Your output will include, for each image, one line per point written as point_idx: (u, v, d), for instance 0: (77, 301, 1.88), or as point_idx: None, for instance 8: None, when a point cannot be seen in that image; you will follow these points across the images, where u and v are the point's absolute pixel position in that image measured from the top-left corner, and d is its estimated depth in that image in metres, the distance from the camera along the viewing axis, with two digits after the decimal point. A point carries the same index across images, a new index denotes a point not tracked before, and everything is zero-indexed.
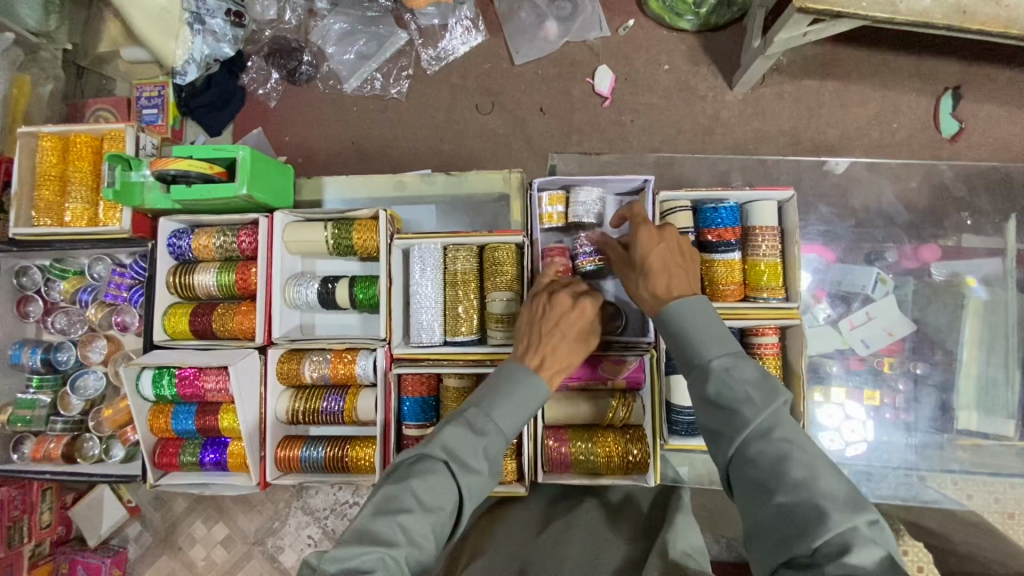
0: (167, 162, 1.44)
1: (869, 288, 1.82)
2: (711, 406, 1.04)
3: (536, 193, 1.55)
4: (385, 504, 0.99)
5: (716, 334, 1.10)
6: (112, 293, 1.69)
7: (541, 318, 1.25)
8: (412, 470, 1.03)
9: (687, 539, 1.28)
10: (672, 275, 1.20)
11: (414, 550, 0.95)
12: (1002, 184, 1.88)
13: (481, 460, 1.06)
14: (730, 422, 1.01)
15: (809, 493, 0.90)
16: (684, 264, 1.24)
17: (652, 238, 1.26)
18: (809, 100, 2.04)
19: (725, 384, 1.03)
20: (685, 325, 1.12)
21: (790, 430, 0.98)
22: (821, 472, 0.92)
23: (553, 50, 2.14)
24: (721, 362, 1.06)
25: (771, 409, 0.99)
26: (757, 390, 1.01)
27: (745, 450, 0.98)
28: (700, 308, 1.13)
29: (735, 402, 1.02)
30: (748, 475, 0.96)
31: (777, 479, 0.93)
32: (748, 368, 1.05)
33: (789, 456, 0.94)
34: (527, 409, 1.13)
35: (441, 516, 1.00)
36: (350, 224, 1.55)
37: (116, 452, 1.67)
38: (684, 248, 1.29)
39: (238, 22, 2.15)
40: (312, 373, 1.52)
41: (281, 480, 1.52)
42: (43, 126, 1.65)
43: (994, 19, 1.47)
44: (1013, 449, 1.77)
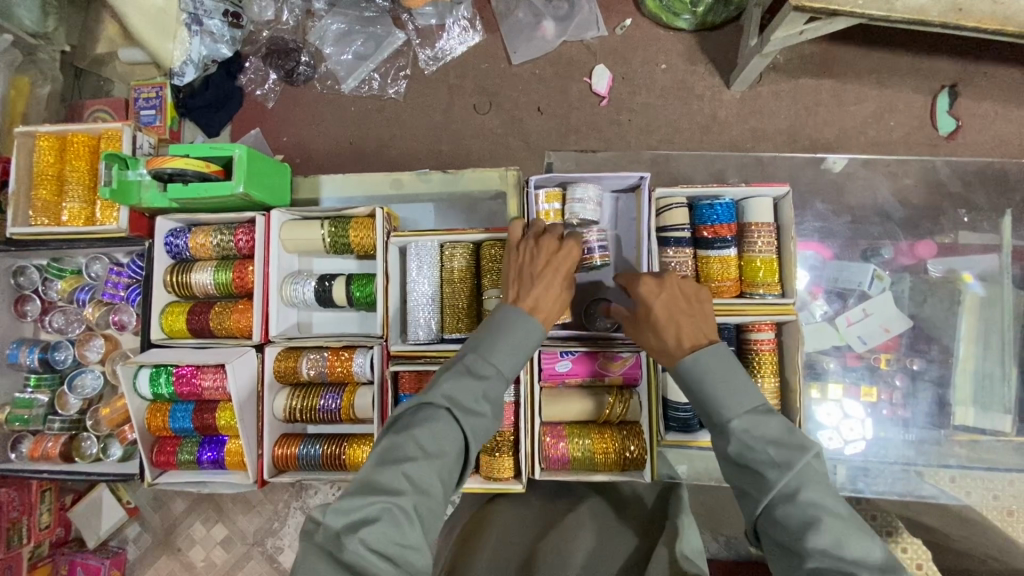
0: (163, 161, 1.45)
1: (865, 284, 1.83)
2: (734, 465, 1.04)
3: (533, 190, 1.56)
4: (387, 454, 0.99)
5: (733, 389, 1.08)
6: (109, 292, 1.68)
7: (530, 266, 1.21)
8: (414, 419, 1.03)
9: (690, 540, 1.18)
10: (683, 325, 1.15)
11: (421, 497, 0.95)
12: (998, 182, 1.89)
13: (483, 404, 1.06)
14: (754, 483, 1.00)
15: (840, 561, 0.89)
16: (693, 307, 1.18)
17: (651, 290, 1.18)
18: (807, 98, 2.04)
19: (747, 445, 1.02)
20: (703, 384, 1.09)
21: (817, 489, 0.97)
22: (851, 538, 0.91)
23: (550, 50, 2.15)
24: (741, 422, 1.05)
25: (795, 471, 0.97)
26: (779, 452, 0.99)
27: (771, 512, 0.98)
28: (715, 362, 1.10)
29: (757, 463, 1.01)
30: (776, 539, 0.96)
31: (805, 544, 0.92)
32: (769, 424, 1.03)
33: (817, 522, 0.93)
34: (525, 349, 1.13)
35: (446, 461, 1.00)
36: (347, 222, 1.56)
37: (113, 452, 1.67)
38: (690, 288, 1.20)
39: (235, 23, 2.17)
40: (309, 371, 1.52)
41: (279, 477, 1.52)
42: (40, 125, 1.65)
43: (991, 16, 1.47)
44: (1012, 445, 1.77)
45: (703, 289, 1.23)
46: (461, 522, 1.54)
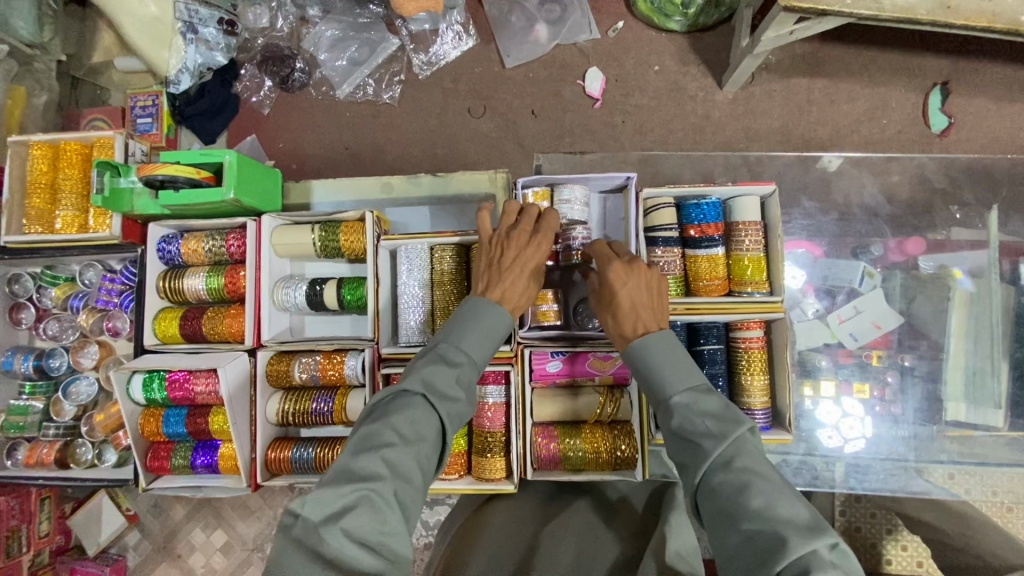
0: (154, 167, 1.46)
1: (856, 281, 1.84)
2: (676, 439, 1.07)
3: (520, 191, 1.56)
4: (364, 442, 1.00)
5: (676, 368, 1.11)
6: (103, 299, 1.71)
7: (499, 259, 1.24)
8: (392, 406, 1.05)
9: (681, 540, 1.19)
10: (639, 315, 1.18)
11: (401, 482, 0.97)
12: (989, 178, 1.90)
13: (457, 389, 1.11)
14: (693, 454, 1.03)
15: (770, 521, 0.90)
16: (652, 297, 1.21)
17: (620, 276, 1.22)
18: (798, 98, 2.05)
19: (688, 419, 1.05)
20: (649, 363, 1.13)
21: (751, 457, 0.98)
22: (780, 500, 0.92)
23: (542, 53, 2.16)
24: (682, 398, 1.08)
25: (731, 441, 1.00)
26: (717, 423, 1.02)
27: (709, 480, 0.99)
28: (665, 344, 1.14)
29: (697, 435, 1.03)
30: (712, 507, 0.97)
31: (739, 507, 0.93)
32: (709, 400, 1.06)
33: (748, 485, 0.94)
34: (495, 336, 1.18)
35: (424, 447, 1.03)
36: (337, 226, 1.57)
37: (109, 457, 1.66)
38: (651, 279, 1.23)
39: (230, 30, 2.18)
40: (301, 375, 1.53)
41: (271, 481, 1.52)
42: (33, 135, 1.67)
43: (978, 13, 1.48)
44: (1003, 439, 1.78)
45: (665, 279, 1.27)
46: (454, 523, 1.54)
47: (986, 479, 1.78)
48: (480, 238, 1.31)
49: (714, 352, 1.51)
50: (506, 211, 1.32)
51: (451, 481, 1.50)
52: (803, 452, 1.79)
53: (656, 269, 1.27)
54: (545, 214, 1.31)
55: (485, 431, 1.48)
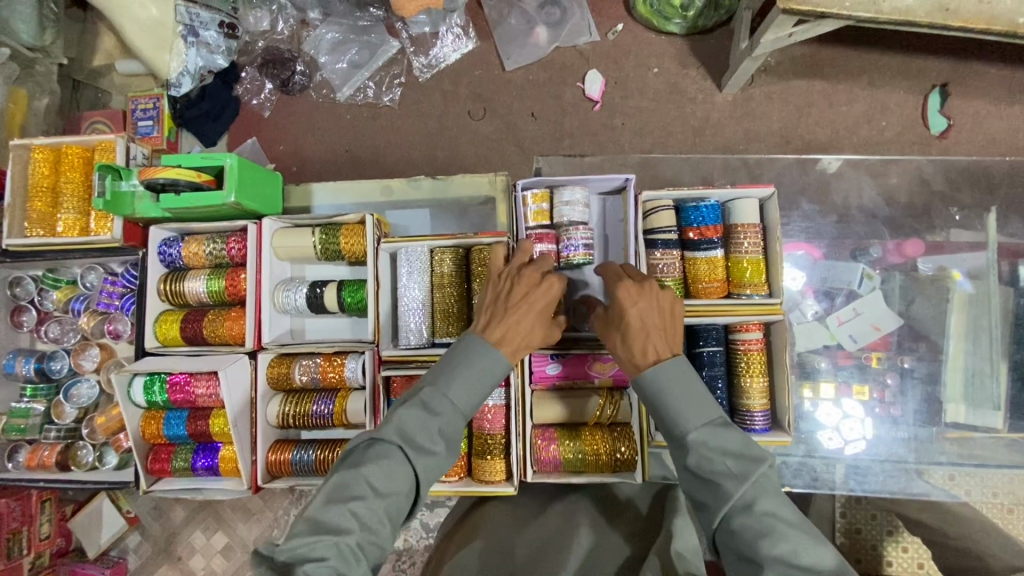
0: (156, 171, 1.47)
1: (854, 283, 1.85)
2: (693, 476, 1.05)
3: (520, 193, 1.57)
4: (337, 490, 1.00)
5: (693, 402, 1.09)
6: (105, 301, 1.71)
7: (507, 295, 1.19)
8: (367, 454, 1.04)
9: (683, 541, 1.19)
10: (651, 336, 1.12)
11: (367, 534, 0.98)
12: (986, 180, 1.91)
13: (438, 440, 1.08)
14: (713, 494, 1.02)
15: (796, 568, 0.92)
16: (666, 319, 1.15)
17: (631, 296, 1.15)
18: (798, 100, 2.06)
19: (706, 458, 1.04)
20: (663, 394, 1.10)
21: (772, 500, 0.98)
22: (804, 545, 0.94)
23: (542, 56, 2.17)
24: (698, 435, 1.06)
25: (752, 482, 0.99)
26: (737, 464, 1.01)
27: (729, 521, 0.99)
28: (681, 375, 1.11)
29: (717, 474, 1.02)
30: (733, 547, 0.98)
31: (762, 553, 0.94)
32: (728, 438, 1.05)
33: (773, 530, 0.95)
34: (486, 384, 1.13)
35: (395, 499, 1.02)
36: (338, 229, 1.58)
37: (110, 460, 1.67)
38: (667, 301, 1.16)
39: (231, 33, 2.20)
40: (301, 377, 1.54)
41: (272, 484, 1.52)
42: (35, 138, 1.68)
43: (976, 16, 1.49)
44: (1003, 441, 1.78)
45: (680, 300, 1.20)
46: (454, 526, 1.55)
47: (985, 481, 1.78)
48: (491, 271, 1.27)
49: (713, 354, 1.51)
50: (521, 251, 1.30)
51: (451, 484, 1.50)
52: (803, 454, 1.79)
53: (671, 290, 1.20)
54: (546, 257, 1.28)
55: (484, 434, 1.48)
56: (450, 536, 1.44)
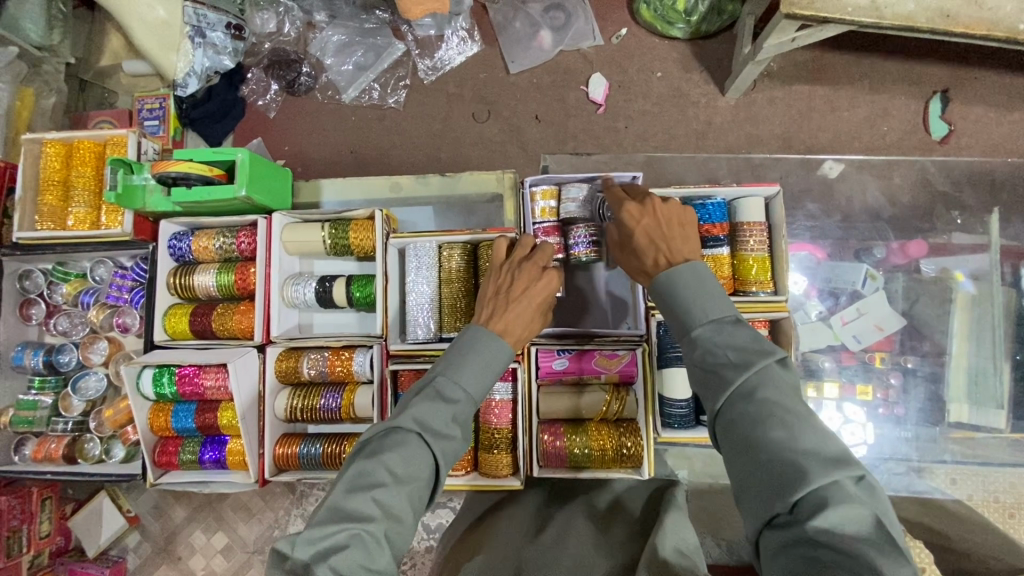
0: (167, 165, 1.47)
1: (858, 284, 1.86)
2: (698, 372, 1.02)
3: (528, 189, 1.60)
4: (357, 480, 0.99)
5: (704, 299, 1.07)
6: (115, 293, 1.72)
7: (508, 288, 1.27)
8: (384, 443, 1.04)
9: (680, 536, 1.17)
10: (663, 248, 1.18)
11: (391, 522, 0.97)
12: (984, 184, 1.94)
13: (453, 426, 1.09)
14: (714, 385, 0.99)
15: (790, 450, 0.86)
16: (674, 229, 1.21)
17: (634, 215, 1.24)
18: (800, 104, 2.07)
19: (710, 349, 1.01)
20: (677, 294, 1.10)
21: (775, 389, 0.93)
22: (804, 431, 0.88)
23: (546, 59, 2.19)
24: (704, 330, 1.04)
25: (754, 371, 0.95)
26: (738, 355, 0.98)
27: (729, 410, 0.96)
28: (692, 276, 1.10)
29: (718, 366, 0.99)
30: (730, 437, 0.94)
31: (757, 439, 0.90)
32: (735, 333, 1.01)
33: (769, 416, 0.90)
34: (494, 368, 1.16)
35: (416, 486, 1.01)
36: (347, 224, 1.59)
37: (116, 453, 1.68)
38: (673, 215, 1.24)
39: (238, 35, 2.21)
40: (309, 370, 1.55)
41: (279, 477, 1.53)
42: (47, 133, 1.69)
43: (978, 22, 1.51)
44: (1006, 441, 1.80)
45: (688, 211, 1.26)
46: (462, 528, 1.54)
47: (988, 482, 1.79)
48: (492, 266, 1.35)
49: None
50: (522, 246, 1.38)
51: (458, 478, 1.51)
52: None
53: (676, 204, 1.27)
54: (548, 246, 1.35)
55: (491, 428, 1.49)
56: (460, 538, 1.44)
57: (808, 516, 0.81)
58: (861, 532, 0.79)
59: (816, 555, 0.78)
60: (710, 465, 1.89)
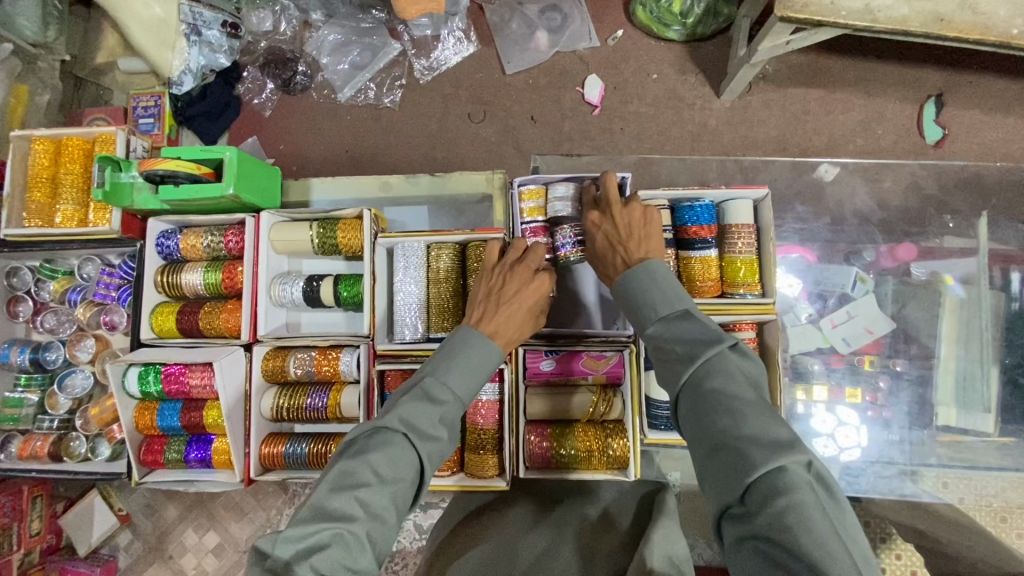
0: (155, 162, 1.47)
1: (849, 286, 1.86)
2: (659, 369, 1.07)
3: (516, 189, 1.60)
4: (340, 479, 0.99)
5: (656, 298, 1.12)
6: (101, 293, 1.71)
7: (499, 290, 1.27)
8: (369, 443, 1.03)
9: (670, 547, 1.16)
10: (620, 250, 1.28)
11: (375, 523, 0.97)
12: (976, 188, 1.95)
13: (440, 427, 1.08)
14: (671, 379, 1.02)
15: (735, 438, 0.87)
16: (632, 231, 1.29)
17: (597, 224, 1.37)
18: (795, 107, 2.07)
19: (664, 347, 1.06)
20: (631, 293, 1.16)
21: (723, 378, 0.95)
22: (750, 418, 0.89)
23: (543, 60, 2.19)
24: (658, 329, 1.09)
25: (701, 363, 0.98)
26: (687, 348, 1.02)
27: (683, 404, 0.98)
28: (646, 278, 1.16)
29: (672, 362, 1.03)
30: (688, 431, 0.96)
31: (707, 429, 0.92)
32: (687, 327, 1.05)
33: (717, 406, 0.92)
34: (482, 371, 1.16)
35: (401, 486, 1.01)
36: (335, 223, 1.59)
37: (102, 451, 1.67)
38: (631, 219, 1.32)
39: (234, 33, 2.21)
40: (296, 370, 1.54)
41: (264, 476, 1.53)
42: (36, 129, 1.69)
43: (972, 26, 1.51)
44: (994, 444, 1.80)
45: (650, 213, 1.35)
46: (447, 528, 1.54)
47: (977, 485, 1.79)
48: (483, 268, 1.36)
49: None
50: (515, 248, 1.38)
51: (442, 478, 1.51)
52: None
53: (638, 206, 1.34)
54: (541, 248, 1.36)
55: (478, 428, 1.49)
56: (447, 542, 1.41)
57: (756, 506, 0.82)
58: (803, 519, 0.78)
59: (769, 547, 0.79)
60: None
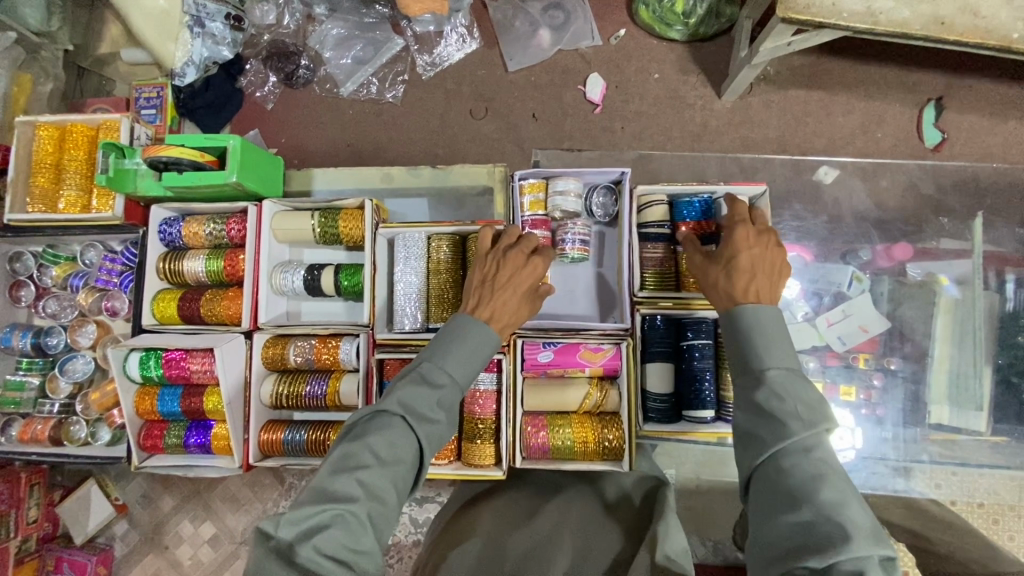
0: (158, 149, 1.49)
1: (845, 285, 1.88)
2: (753, 412, 1.02)
3: (517, 183, 1.62)
4: (342, 462, 1.01)
5: (776, 343, 1.08)
6: (104, 278, 1.74)
7: (494, 276, 1.27)
8: (369, 426, 1.05)
9: (673, 542, 1.13)
10: (756, 281, 1.15)
11: (375, 503, 0.98)
12: (973, 191, 1.97)
13: (437, 410, 1.10)
14: (771, 429, 0.98)
15: (835, 513, 0.87)
16: (776, 268, 1.19)
17: (748, 240, 1.22)
18: (795, 109, 2.08)
19: (776, 394, 1.01)
20: (755, 331, 1.09)
21: (831, 453, 0.94)
22: (851, 500, 0.88)
23: (545, 58, 2.20)
24: (777, 374, 1.04)
25: (817, 430, 0.95)
26: (806, 409, 0.98)
27: (779, 459, 0.95)
28: (776, 321, 1.10)
29: (783, 414, 0.98)
30: (774, 483, 0.94)
31: (806, 492, 0.90)
32: (805, 388, 1.01)
33: (824, 476, 0.91)
34: (480, 356, 1.18)
35: (400, 469, 1.03)
36: (337, 213, 1.60)
37: (102, 436, 1.69)
38: (781, 256, 1.21)
39: (237, 26, 2.23)
40: (296, 357, 1.56)
41: (263, 462, 1.54)
42: (40, 115, 1.69)
43: (972, 30, 1.52)
44: (986, 443, 1.83)
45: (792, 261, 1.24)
46: (446, 517, 1.55)
47: (967, 482, 1.81)
48: (477, 252, 1.35)
49: (703, 347, 1.53)
50: (507, 234, 1.39)
51: (440, 467, 1.53)
52: None
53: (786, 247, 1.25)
54: (535, 236, 1.37)
55: (475, 418, 1.51)
56: (443, 533, 1.42)
57: None
58: None
59: None
60: (696, 463, 1.91)
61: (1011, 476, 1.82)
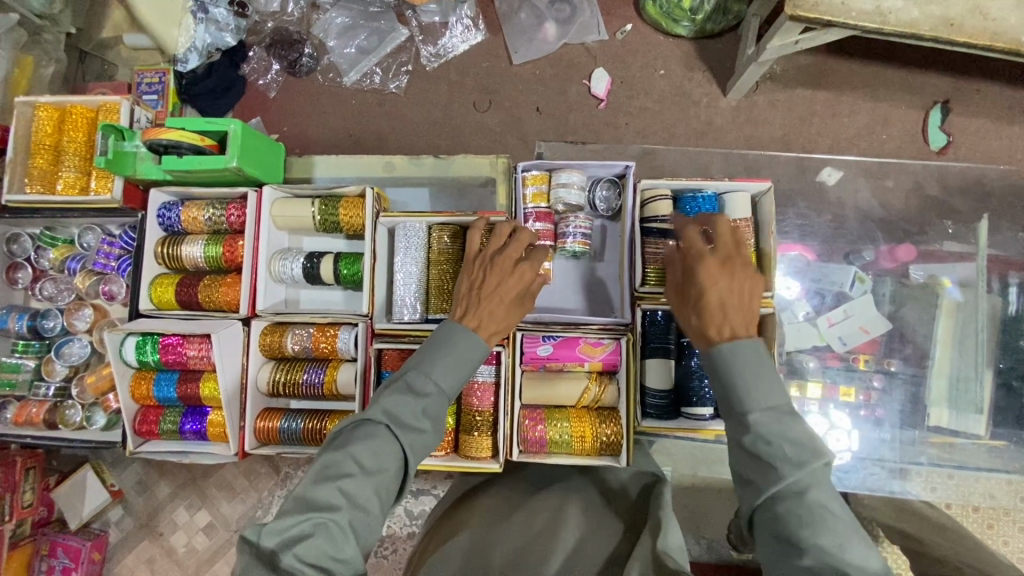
0: (158, 132, 1.49)
1: (846, 285, 1.87)
2: (744, 454, 0.99)
3: (520, 174, 1.60)
4: (326, 470, 1.00)
5: (760, 382, 1.01)
6: (101, 262, 1.71)
7: (479, 286, 1.24)
8: (354, 435, 1.04)
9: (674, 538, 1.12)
10: (726, 319, 1.07)
11: (358, 512, 0.98)
12: (978, 194, 1.95)
13: (423, 420, 1.09)
14: (764, 474, 0.95)
15: (837, 559, 0.87)
16: (748, 298, 1.09)
17: (711, 276, 1.10)
18: (800, 108, 2.07)
19: (764, 437, 0.97)
20: (732, 369, 1.02)
21: (825, 490, 0.93)
22: (851, 543, 0.88)
23: (550, 52, 2.18)
24: (761, 416, 0.99)
25: (809, 470, 0.93)
26: (794, 450, 0.94)
27: (774, 505, 0.94)
28: (753, 360, 1.02)
29: (773, 458, 0.95)
30: (773, 530, 0.93)
31: (805, 541, 0.89)
32: (794, 425, 0.97)
33: (820, 521, 0.89)
34: (466, 365, 1.15)
35: (383, 478, 1.02)
36: (338, 201, 1.59)
37: (97, 420, 1.68)
38: (750, 281, 1.10)
39: (240, 12, 2.20)
40: (294, 346, 1.55)
41: (258, 450, 1.53)
42: (40, 96, 1.68)
43: (981, 32, 1.51)
44: (983, 446, 1.82)
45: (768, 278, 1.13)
46: (441, 509, 1.55)
47: (963, 486, 1.81)
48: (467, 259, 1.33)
49: None
50: (497, 233, 1.34)
51: (437, 458, 1.52)
52: None
53: (754, 268, 1.12)
54: (527, 235, 1.33)
55: (473, 410, 1.50)
56: (438, 526, 1.41)
57: None
58: None
59: None
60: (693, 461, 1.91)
61: (1008, 480, 1.82)
